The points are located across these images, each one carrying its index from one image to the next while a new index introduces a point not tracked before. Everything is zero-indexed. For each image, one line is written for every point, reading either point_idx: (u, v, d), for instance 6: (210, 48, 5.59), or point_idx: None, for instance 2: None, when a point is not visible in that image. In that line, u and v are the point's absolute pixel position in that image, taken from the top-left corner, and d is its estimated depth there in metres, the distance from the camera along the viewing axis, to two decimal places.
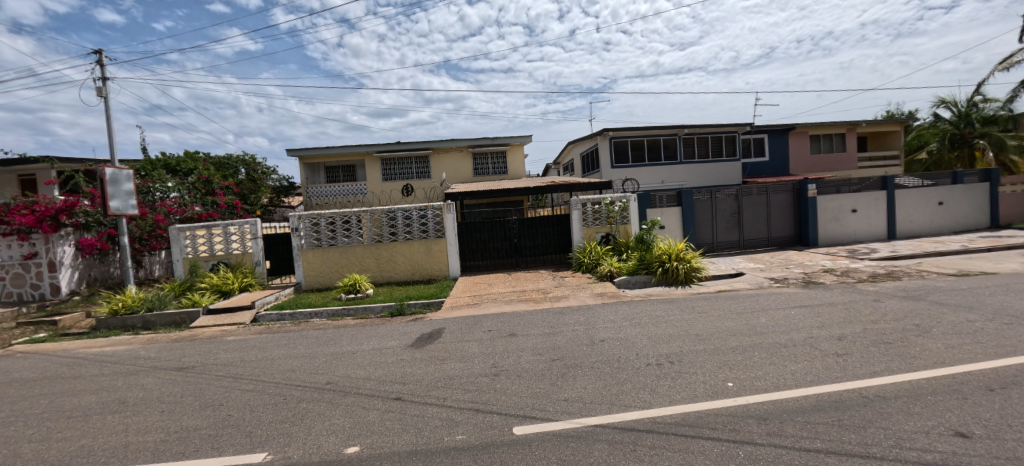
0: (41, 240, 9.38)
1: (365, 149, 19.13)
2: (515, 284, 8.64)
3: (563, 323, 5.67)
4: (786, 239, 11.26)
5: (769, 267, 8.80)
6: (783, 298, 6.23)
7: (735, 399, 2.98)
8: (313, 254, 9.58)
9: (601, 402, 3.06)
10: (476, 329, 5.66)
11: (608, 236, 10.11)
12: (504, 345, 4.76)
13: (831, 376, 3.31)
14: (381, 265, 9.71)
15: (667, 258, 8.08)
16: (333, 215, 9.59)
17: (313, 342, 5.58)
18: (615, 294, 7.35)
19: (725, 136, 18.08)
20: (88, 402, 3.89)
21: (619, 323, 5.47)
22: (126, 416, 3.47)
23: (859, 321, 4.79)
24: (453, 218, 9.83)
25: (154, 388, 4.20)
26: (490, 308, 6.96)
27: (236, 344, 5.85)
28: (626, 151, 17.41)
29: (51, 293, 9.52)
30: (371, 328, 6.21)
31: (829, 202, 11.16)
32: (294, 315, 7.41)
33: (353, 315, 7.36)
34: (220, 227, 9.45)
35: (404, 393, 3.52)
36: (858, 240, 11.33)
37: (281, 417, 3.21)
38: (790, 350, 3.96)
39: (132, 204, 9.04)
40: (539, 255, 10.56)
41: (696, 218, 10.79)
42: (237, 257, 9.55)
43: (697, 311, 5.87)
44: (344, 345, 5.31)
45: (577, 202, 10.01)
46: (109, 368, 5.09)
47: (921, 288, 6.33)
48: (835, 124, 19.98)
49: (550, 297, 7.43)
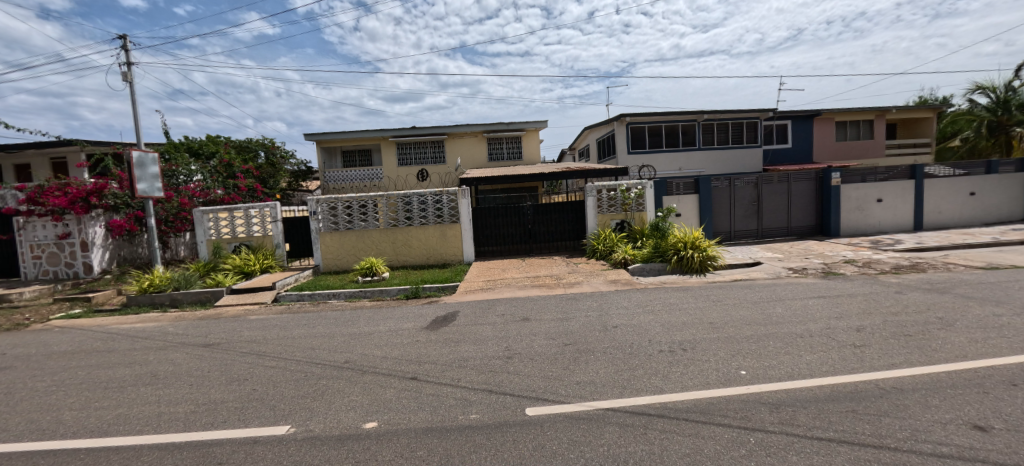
0: (74, 220, 9.82)
1: (380, 134, 19.16)
2: (529, 270, 8.70)
3: (576, 308, 5.71)
4: (807, 229, 10.95)
5: (788, 256, 8.61)
6: (801, 288, 6.11)
7: (747, 387, 3.01)
8: (331, 238, 9.78)
9: (612, 387, 3.12)
10: (490, 313, 5.73)
11: (623, 223, 10.03)
12: (517, 329, 4.83)
13: (847, 367, 3.29)
14: (396, 249, 9.87)
15: (683, 246, 7.99)
16: (350, 199, 9.77)
17: (332, 322, 5.77)
18: (629, 282, 7.32)
19: (746, 121, 17.50)
20: (123, 375, 4.13)
21: (632, 309, 5.49)
22: (159, 388, 3.70)
23: (879, 313, 4.69)
24: (468, 203, 9.87)
25: (183, 363, 4.42)
26: (504, 293, 7.05)
27: (259, 323, 6.08)
28: (643, 137, 17.03)
29: (85, 271, 10.01)
30: (388, 310, 6.37)
31: (854, 191, 10.76)
32: (313, 295, 7.62)
33: (370, 297, 7.57)
34: (241, 210, 9.74)
35: (419, 373, 3.64)
36: (882, 231, 10.93)
37: (303, 392, 3.37)
38: (807, 340, 3.92)
39: (158, 187, 9.31)
40: (551, 242, 10.55)
41: (714, 206, 10.56)
42: (257, 240, 9.82)
43: (711, 299, 5.81)
44: (361, 326, 5.46)
45: (592, 188, 9.94)
46: (138, 343, 5.36)
47: (947, 281, 6.12)
48: (863, 110, 19.06)
49: (563, 283, 7.46)
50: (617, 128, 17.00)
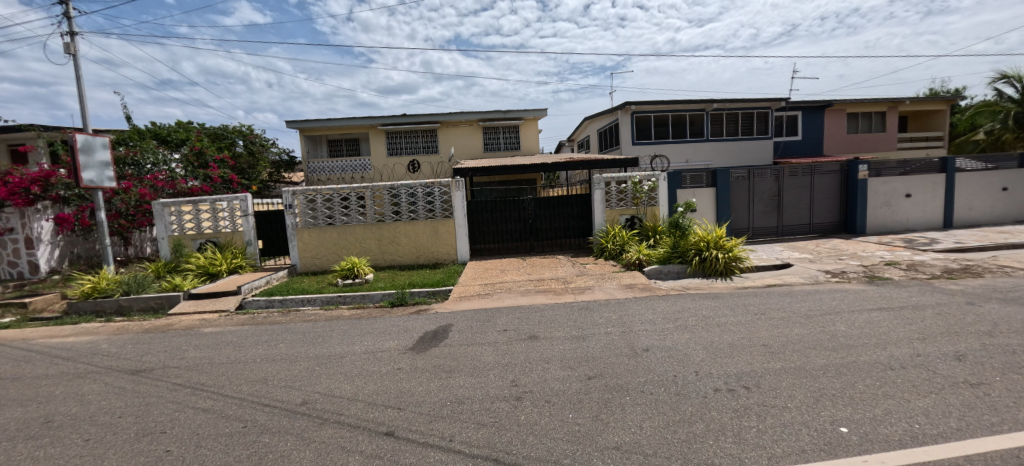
0: (16, 214, 8.64)
1: (368, 121, 17.93)
2: (530, 272, 7.76)
3: (592, 322, 4.76)
4: (829, 226, 10.13)
5: (818, 257, 7.75)
6: (853, 298, 5.24)
7: (866, 459, 2.09)
8: (310, 234, 8.74)
9: (669, 456, 2.19)
10: (488, 327, 4.75)
11: (633, 219, 9.12)
12: (524, 352, 3.87)
13: (985, 422, 2.40)
14: (383, 247, 8.87)
15: (705, 246, 7.08)
16: (331, 192, 8.71)
17: (299, 339, 4.76)
18: (647, 287, 6.38)
19: (757, 111, 16.62)
20: (8, 420, 3.10)
21: (661, 324, 4.53)
22: (39, 446, 2.68)
23: (969, 333, 3.82)
24: (463, 197, 8.87)
25: (93, 401, 3.38)
26: (504, 300, 6.09)
27: (211, 339, 5.05)
28: (649, 127, 16.07)
29: (30, 272, 8.85)
30: (368, 322, 5.37)
31: (882, 185, 9.93)
32: (284, 301, 6.61)
33: (350, 303, 6.57)
34: (207, 202, 8.62)
35: (398, 425, 2.67)
36: (910, 229, 10.13)
37: (232, 458, 2.39)
38: (903, 376, 3.03)
39: (109, 176, 8.13)
40: (555, 239, 9.61)
41: (732, 200, 9.68)
42: (226, 236, 8.72)
43: (753, 311, 4.89)
44: (333, 345, 4.46)
45: (600, 180, 8.99)
46: (54, 367, 4.30)
47: (1017, 289, 5.29)
48: (877, 101, 18.23)
49: (571, 288, 6.51)
50: (622, 117, 15.98)
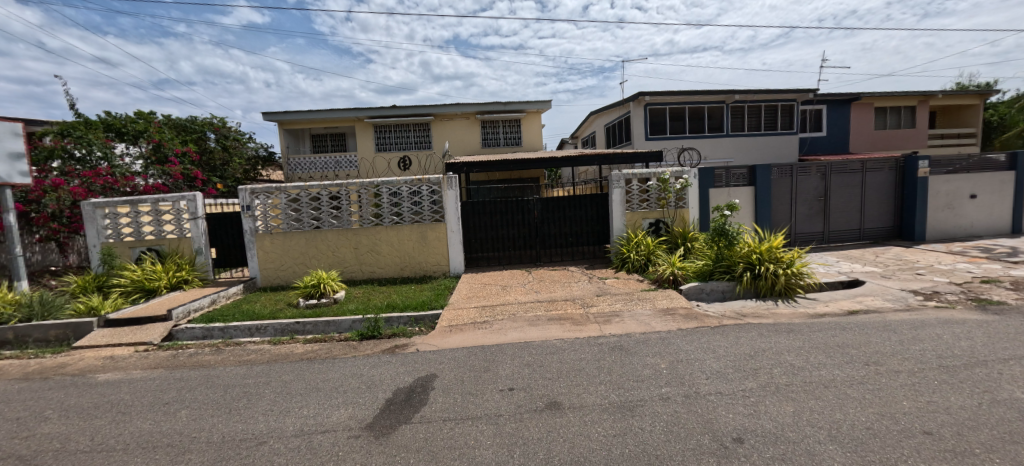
0: None
1: (353, 113, 16.47)
2: (539, 289, 6.35)
3: (634, 375, 3.35)
4: (881, 232, 8.76)
5: (890, 271, 6.35)
6: (987, 336, 3.82)
7: None
8: (273, 241, 7.31)
9: None
10: (487, 384, 3.32)
11: (658, 223, 7.73)
12: (542, 443, 2.42)
13: None
14: (361, 257, 7.44)
15: (758, 259, 5.68)
16: (298, 190, 7.24)
17: (215, 400, 3.31)
18: (691, 313, 4.99)
19: (780, 104, 15.25)
20: None
21: (738, 382, 3.12)
22: None
23: None
24: (456, 196, 7.44)
25: None
26: (508, 332, 4.69)
27: (96, 396, 3.58)
28: (663, 121, 14.68)
29: None
30: (323, 367, 3.94)
31: (944, 184, 8.56)
32: (225, 330, 5.18)
33: (310, 333, 5.14)
34: (148, 203, 7.15)
35: None
36: (973, 235, 8.79)
37: None
38: None
39: (22, 171, 6.65)
40: (565, 246, 8.22)
41: (772, 201, 8.29)
42: (171, 244, 7.25)
43: (859, 357, 3.49)
44: (258, 415, 3.00)
45: (620, 178, 7.57)
46: None
47: None
48: (907, 95, 16.91)
49: (593, 314, 5.10)
50: (634, 109, 14.54)
